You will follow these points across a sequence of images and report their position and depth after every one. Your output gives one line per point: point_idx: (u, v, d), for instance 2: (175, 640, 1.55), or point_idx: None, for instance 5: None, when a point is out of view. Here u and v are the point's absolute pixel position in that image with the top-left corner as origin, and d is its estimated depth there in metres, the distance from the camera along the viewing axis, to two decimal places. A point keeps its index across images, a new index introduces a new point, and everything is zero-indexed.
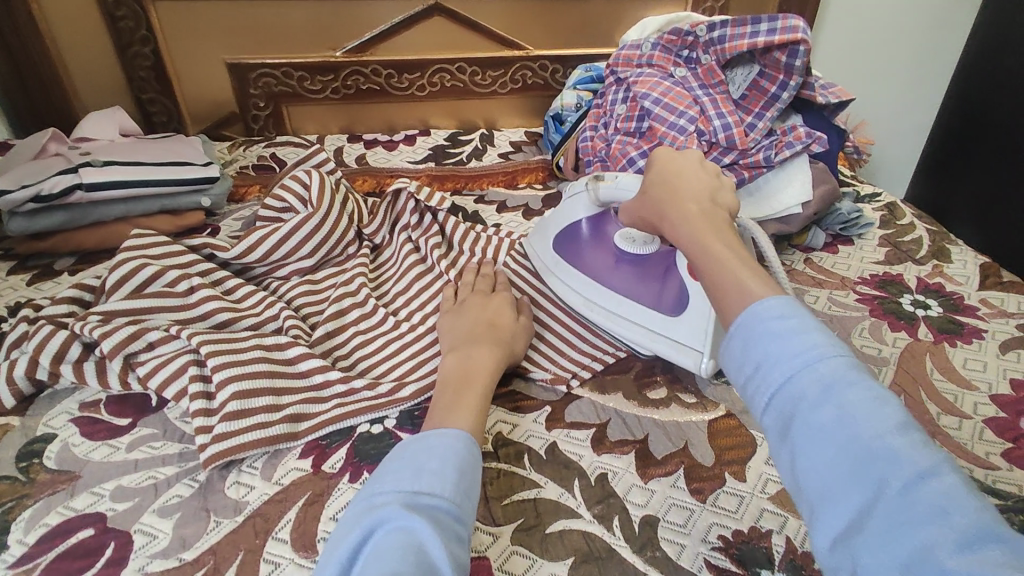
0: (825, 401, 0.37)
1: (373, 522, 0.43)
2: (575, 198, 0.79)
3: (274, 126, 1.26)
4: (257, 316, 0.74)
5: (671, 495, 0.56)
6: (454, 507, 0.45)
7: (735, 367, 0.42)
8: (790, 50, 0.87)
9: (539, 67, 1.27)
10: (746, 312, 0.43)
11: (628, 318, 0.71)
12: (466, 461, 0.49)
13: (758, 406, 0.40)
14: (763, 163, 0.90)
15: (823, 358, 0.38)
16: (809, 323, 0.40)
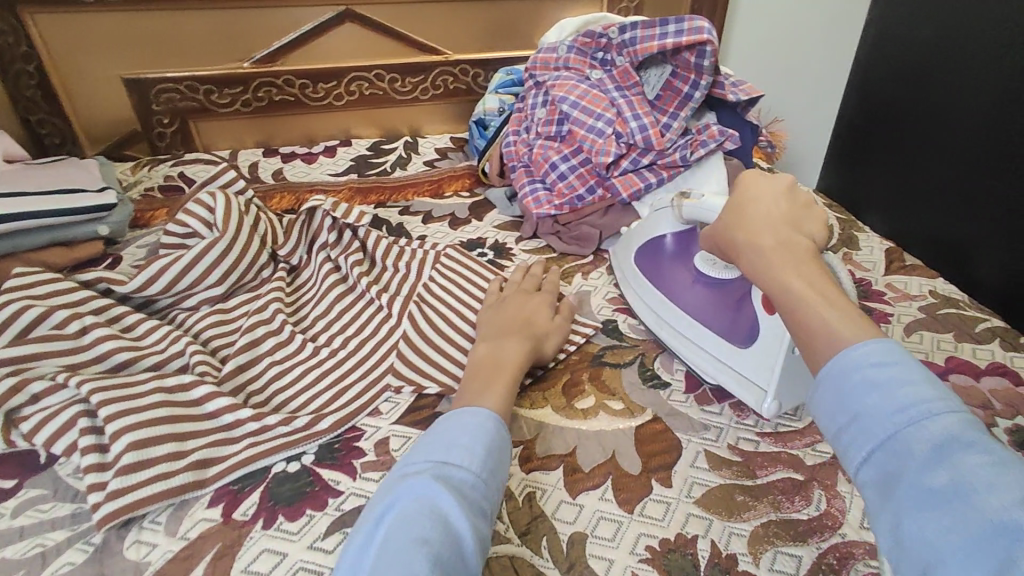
0: (938, 464, 0.36)
1: (403, 488, 0.47)
2: (660, 214, 0.79)
3: (183, 143, 1.18)
4: (160, 353, 0.69)
5: (600, 508, 0.55)
6: (479, 482, 0.48)
7: (831, 418, 0.42)
8: (698, 50, 0.89)
9: (460, 72, 1.25)
10: (838, 355, 0.43)
11: (695, 341, 0.69)
12: (494, 439, 0.52)
13: (855, 461, 0.40)
14: (680, 162, 0.91)
15: (933, 417, 0.38)
16: (916, 379, 0.40)
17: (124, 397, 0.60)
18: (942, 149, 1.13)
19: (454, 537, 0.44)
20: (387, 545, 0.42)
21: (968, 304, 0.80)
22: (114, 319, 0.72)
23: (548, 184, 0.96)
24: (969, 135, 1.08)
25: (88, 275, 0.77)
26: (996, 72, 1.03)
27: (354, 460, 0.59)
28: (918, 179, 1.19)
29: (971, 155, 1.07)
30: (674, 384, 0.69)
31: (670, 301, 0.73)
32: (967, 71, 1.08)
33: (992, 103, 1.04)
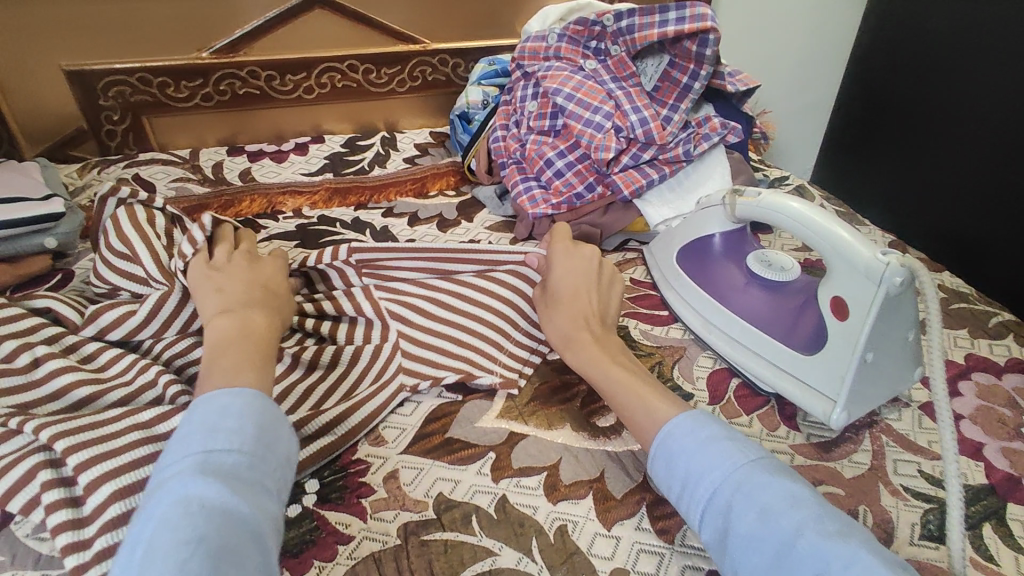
0: (748, 509, 0.43)
1: (159, 496, 0.37)
2: (710, 211, 0.73)
3: (136, 142, 1.08)
4: (128, 384, 0.60)
5: (638, 539, 0.51)
6: (251, 462, 0.41)
7: (666, 485, 0.50)
8: (700, 39, 0.84)
9: (439, 62, 1.18)
10: (659, 433, 0.51)
11: (749, 347, 0.66)
12: (263, 411, 0.44)
13: (694, 521, 0.47)
14: (682, 157, 0.88)
15: (736, 467, 0.46)
16: (717, 431, 0.49)
17: (93, 441, 0.51)
18: (948, 147, 1.14)
19: (234, 526, 0.36)
20: (146, 561, 0.33)
21: (976, 298, 0.80)
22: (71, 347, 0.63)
23: (543, 182, 0.91)
24: (978, 133, 1.08)
25: (38, 299, 0.67)
26: (1007, 64, 1.03)
27: (363, 500, 0.53)
28: (927, 172, 1.19)
29: (983, 154, 1.08)
30: (697, 395, 0.65)
31: (720, 303, 0.69)
32: (976, 64, 1.08)
33: (1005, 95, 1.03)
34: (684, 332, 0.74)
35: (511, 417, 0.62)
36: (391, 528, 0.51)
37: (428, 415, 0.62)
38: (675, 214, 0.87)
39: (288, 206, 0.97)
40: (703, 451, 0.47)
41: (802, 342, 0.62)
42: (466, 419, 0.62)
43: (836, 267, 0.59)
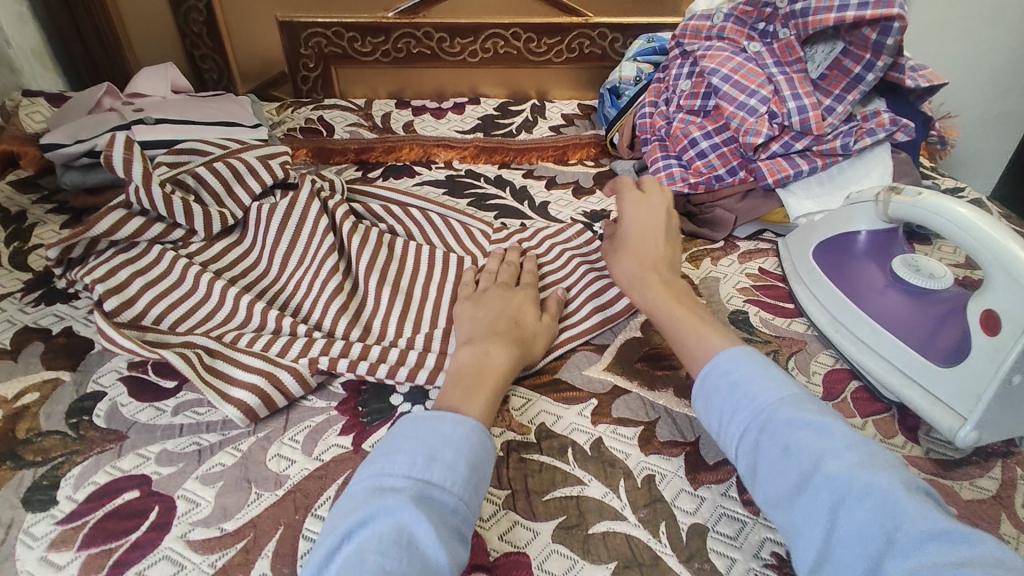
0: (777, 446, 0.46)
1: (377, 508, 0.42)
2: (859, 205, 0.70)
3: (323, 88, 1.24)
4: (280, 290, 0.72)
5: (722, 504, 0.53)
6: (462, 506, 0.44)
7: (705, 417, 0.52)
8: (882, 26, 0.78)
9: (598, 36, 1.20)
10: (703, 371, 0.53)
11: (878, 350, 0.63)
12: (478, 450, 0.48)
13: (729, 453, 0.49)
14: (839, 151, 0.84)
15: (768, 406, 0.48)
16: (751, 370, 0.50)
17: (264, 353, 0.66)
18: None
19: (428, 566, 0.40)
20: (357, 559, 0.39)
21: None
22: (215, 259, 0.73)
23: (684, 162, 0.91)
24: None
25: (165, 199, 0.71)
26: None
27: None
28: None
29: None
30: (810, 388, 0.64)
31: (854, 302, 0.66)
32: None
33: None
34: (807, 327, 0.72)
35: (617, 372, 0.66)
36: (496, 441, 0.58)
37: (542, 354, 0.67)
38: (820, 209, 0.83)
39: (440, 157, 1.07)
40: (739, 390, 0.49)
41: (937, 351, 0.59)
42: (574, 365, 0.66)
43: (994, 279, 0.55)
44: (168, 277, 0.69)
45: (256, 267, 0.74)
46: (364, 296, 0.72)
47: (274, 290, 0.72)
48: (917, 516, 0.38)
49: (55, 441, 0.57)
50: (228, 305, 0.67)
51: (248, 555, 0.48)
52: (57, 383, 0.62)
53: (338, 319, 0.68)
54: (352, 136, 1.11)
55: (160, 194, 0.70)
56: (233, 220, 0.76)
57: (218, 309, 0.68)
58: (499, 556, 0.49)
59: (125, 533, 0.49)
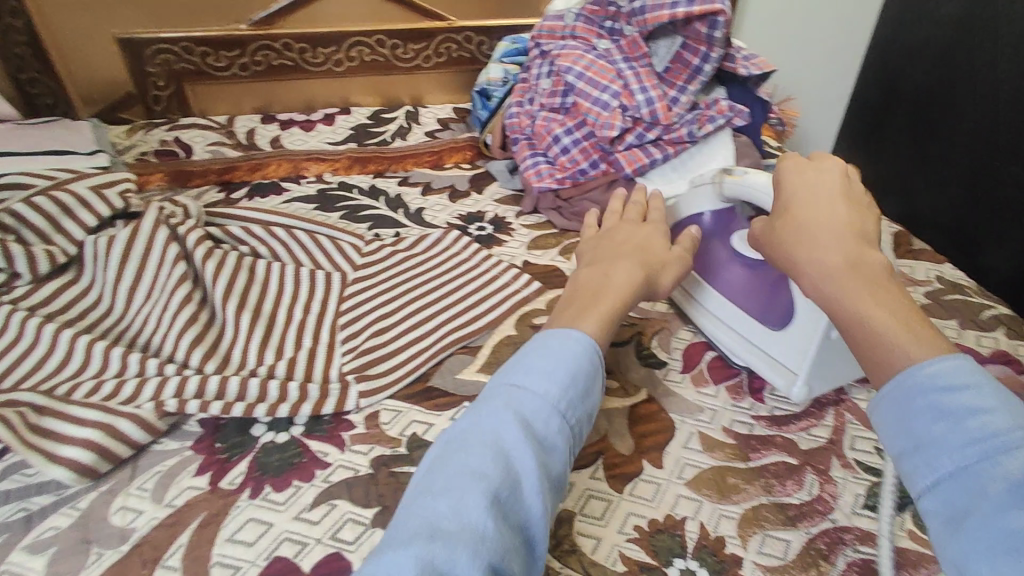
0: (1013, 504, 0.33)
1: (483, 414, 0.47)
2: (698, 190, 0.72)
3: (179, 108, 1.15)
4: (126, 328, 0.67)
5: (589, 486, 0.55)
6: (560, 419, 0.47)
7: (891, 438, 0.40)
8: (710, 20, 0.85)
9: (464, 40, 1.21)
10: (904, 372, 0.41)
11: (728, 324, 0.68)
12: (582, 368, 0.50)
13: (917, 488, 0.38)
14: (686, 138, 0.89)
15: (1004, 444, 0.35)
16: (974, 392, 0.38)
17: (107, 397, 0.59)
18: (959, 136, 1.07)
19: (512, 473, 0.44)
20: (446, 464, 0.44)
21: (975, 292, 0.81)
22: (44, 304, 0.66)
23: (550, 158, 0.94)
24: (991, 119, 1.01)
25: None
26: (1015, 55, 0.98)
27: (343, 432, 0.59)
28: (943, 163, 1.10)
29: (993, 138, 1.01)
30: (671, 364, 0.68)
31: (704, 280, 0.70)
32: (988, 56, 1.02)
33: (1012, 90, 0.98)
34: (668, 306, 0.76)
35: (490, 372, 0.66)
36: (364, 459, 0.56)
37: (416, 358, 0.66)
38: None
39: (311, 171, 1.03)
40: (954, 416, 0.37)
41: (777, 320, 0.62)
42: (447, 369, 0.66)
43: None
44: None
45: (98, 308, 0.68)
46: (224, 325, 0.68)
47: (118, 331, 0.67)
48: None
49: None
50: (65, 351, 0.62)
51: None
52: None
53: (196, 352, 0.64)
54: (214, 155, 1.05)
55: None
56: (64, 258, 0.69)
57: (50, 358, 0.62)
58: None
59: None
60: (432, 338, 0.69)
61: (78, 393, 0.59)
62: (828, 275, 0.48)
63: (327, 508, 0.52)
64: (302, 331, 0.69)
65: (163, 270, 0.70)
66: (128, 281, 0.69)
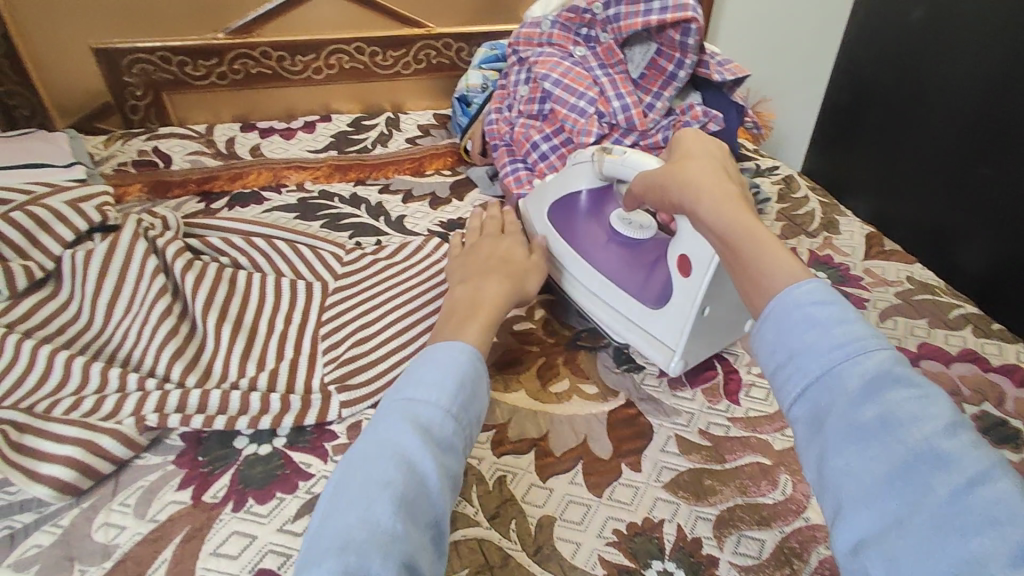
0: (867, 399, 0.36)
1: (378, 430, 0.46)
2: (579, 167, 0.73)
3: (157, 116, 1.14)
4: (106, 343, 0.67)
5: (569, 491, 0.56)
6: (452, 420, 0.48)
7: (766, 354, 0.42)
8: (683, 28, 0.87)
9: (443, 46, 1.22)
10: (781, 297, 0.42)
11: (606, 302, 0.69)
12: (466, 372, 0.51)
13: (787, 397, 0.40)
14: (662, 143, 0.91)
15: (866, 352, 0.37)
16: (840, 312, 0.40)
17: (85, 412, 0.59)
18: (931, 137, 1.09)
19: (420, 477, 0.43)
20: (348, 482, 0.43)
21: (944, 291, 0.82)
22: (23, 319, 0.66)
23: (529, 164, 0.95)
24: (964, 120, 1.04)
25: None
26: (987, 58, 1.00)
27: (325, 444, 0.60)
28: (917, 164, 1.12)
29: (967, 139, 1.03)
30: (649, 368, 0.69)
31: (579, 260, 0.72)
32: (955, 60, 1.05)
33: (984, 92, 1.00)
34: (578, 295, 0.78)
35: None
36: None
37: (399, 366, 0.67)
38: None
39: (291, 180, 1.03)
40: (821, 331, 0.39)
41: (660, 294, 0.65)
42: None
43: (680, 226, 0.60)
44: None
45: (77, 324, 0.68)
46: (204, 338, 0.68)
47: (98, 346, 0.67)
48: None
49: None
50: (45, 368, 0.62)
51: None
52: None
53: (176, 367, 0.65)
54: (194, 165, 1.05)
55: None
56: (41, 273, 0.69)
57: (29, 376, 0.61)
58: None
59: None
60: (413, 347, 0.70)
61: (58, 409, 0.59)
62: (723, 202, 0.52)
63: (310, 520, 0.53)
64: (283, 343, 0.69)
65: (142, 284, 0.70)
66: (108, 296, 0.69)
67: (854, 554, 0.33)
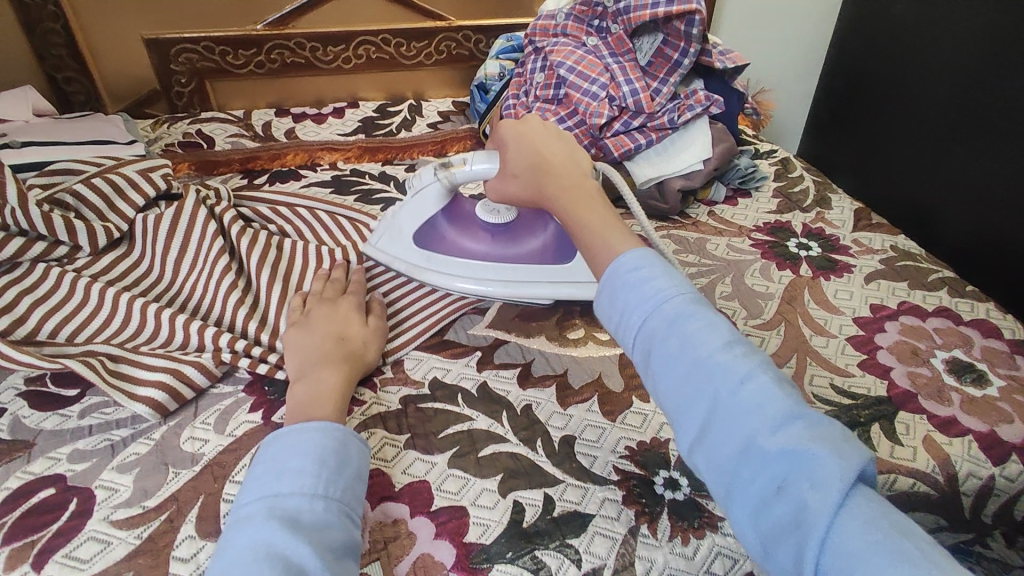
0: (672, 334, 0.48)
1: (241, 535, 0.45)
2: (423, 192, 0.78)
3: (200, 103, 1.24)
4: (175, 294, 0.75)
5: (586, 417, 0.65)
6: (319, 501, 0.47)
7: (606, 314, 0.53)
8: (688, 19, 0.94)
9: (463, 38, 1.30)
10: (610, 270, 0.54)
11: (526, 278, 0.76)
12: (328, 449, 0.51)
13: (627, 344, 0.51)
14: (668, 125, 0.99)
15: (667, 299, 0.49)
16: (655, 269, 0.52)
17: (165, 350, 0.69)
18: (909, 122, 1.19)
19: (294, 565, 0.42)
20: None
21: (924, 258, 0.91)
22: (104, 272, 0.75)
23: None
24: (936, 105, 1.13)
25: (38, 219, 0.72)
26: (954, 50, 1.10)
27: (374, 377, 0.69)
28: (898, 146, 1.22)
29: (941, 123, 1.12)
30: None
31: (484, 262, 0.77)
32: (935, 50, 1.13)
33: (953, 80, 1.10)
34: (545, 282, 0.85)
35: (497, 327, 0.76)
36: (394, 398, 0.66)
37: (434, 316, 0.76)
38: (659, 175, 0.98)
39: (325, 160, 1.12)
40: (639, 286, 0.51)
41: (558, 254, 0.76)
42: (460, 327, 0.76)
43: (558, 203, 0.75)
44: (57, 294, 0.70)
45: (149, 277, 0.77)
46: (260, 292, 0.76)
47: (168, 297, 0.75)
48: (784, 399, 0.43)
49: None
50: (125, 311, 0.70)
51: (172, 523, 0.53)
52: None
53: (238, 314, 0.73)
54: (234, 146, 1.13)
55: (38, 214, 0.72)
56: (118, 233, 0.78)
57: (112, 319, 0.70)
58: (403, 486, 0.57)
59: (46, 525, 0.53)
60: (446, 302, 0.78)
61: (144, 346, 0.68)
62: (568, 194, 0.66)
63: (366, 436, 0.62)
64: None
65: (205, 243, 0.79)
66: (175, 254, 0.78)
67: (689, 455, 0.45)
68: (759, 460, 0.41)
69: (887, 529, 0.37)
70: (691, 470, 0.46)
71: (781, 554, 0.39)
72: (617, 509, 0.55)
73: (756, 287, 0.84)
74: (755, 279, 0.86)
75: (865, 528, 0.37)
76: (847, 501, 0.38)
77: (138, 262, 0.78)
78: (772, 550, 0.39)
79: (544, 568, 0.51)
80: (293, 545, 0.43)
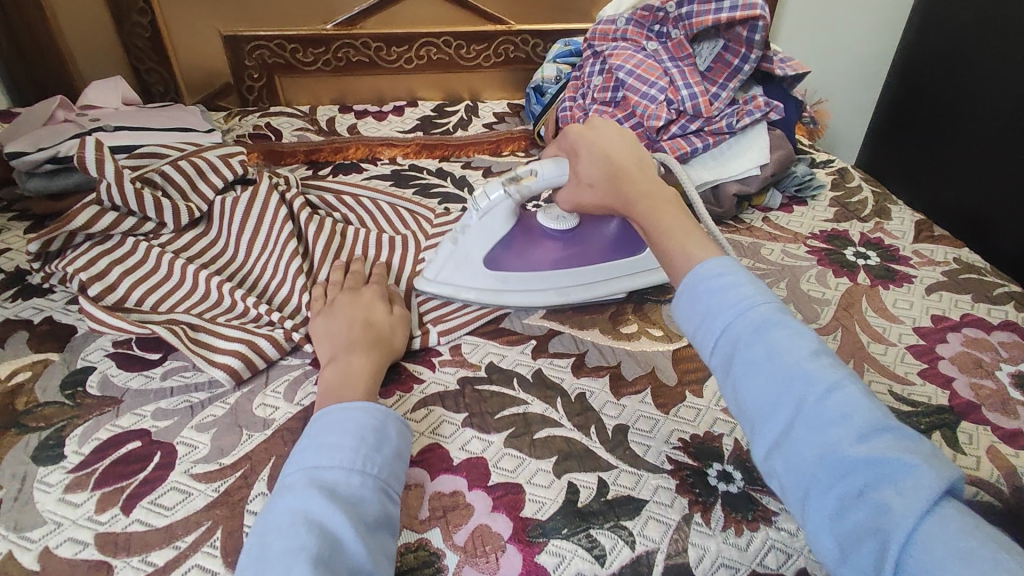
0: (756, 339, 0.46)
1: (283, 502, 0.46)
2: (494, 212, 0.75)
3: (268, 97, 1.31)
4: (247, 272, 0.80)
5: (639, 407, 0.65)
6: (357, 475, 0.49)
7: (685, 317, 0.52)
8: (750, 25, 0.96)
9: (521, 42, 1.34)
10: (691, 275, 0.52)
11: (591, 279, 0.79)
12: (368, 427, 0.52)
13: (706, 349, 0.50)
14: (726, 129, 0.99)
15: (751, 306, 0.48)
16: (740, 277, 0.51)
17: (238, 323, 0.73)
18: (974, 129, 1.17)
19: (330, 535, 0.44)
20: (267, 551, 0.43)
21: (989, 272, 0.88)
22: (185, 249, 0.80)
23: None
24: (1003, 113, 1.11)
25: (129, 197, 0.78)
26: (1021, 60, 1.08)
27: (433, 358, 0.71)
28: (959, 154, 1.20)
29: (1005, 132, 1.11)
30: None
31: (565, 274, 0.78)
32: (1001, 62, 1.12)
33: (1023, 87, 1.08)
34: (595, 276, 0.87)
35: (551, 318, 0.78)
36: (452, 378, 0.68)
37: (489, 306, 0.78)
38: (713, 178, 0.99)
39: (385, 155, 1.16)
40: (727, 290, 0.49)
41: (615, 251, 0.79)
42: (515, 316, 0.78)
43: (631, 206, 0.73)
44: (144, 266, 0.75)
45: (224, 255, 0.81)
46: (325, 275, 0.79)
47: (242, 274, 0.80)
48: (871, 410, 0.41)
49: (53, 410, 0.63)
50: (204, 285, 0.75)
51: (246, 480, 0.56)
52: (48, 363, 0.68)
53: (302, 294, 0.76)
54: (300, 139, 1.19)
55: (131, 191, 0.78)
56: (198, 213, 0.83)
57: (191, 291, 0.75)
58: (461, 460, 0.59)
59: (133, 474, 0.57)
60: None
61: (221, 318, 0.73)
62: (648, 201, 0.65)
63: (425, 412, 0.64)
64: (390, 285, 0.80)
65: (276, 225, 0.83)
66: (248, 235, 0.82)
67: (766, 459, 0.44)
68: (842, 470, 0.40)
69: (975, 541, 0.35)
70: (764, 476, 0.45)
71: (860, 559, 0.38)
72: (671, 497, 0.56)
73: (812, 293, 0.84)
74: (811, 284, 0.85)
75: (958, 535, 0.35)
76: (935, 510, 0.37)
77: (215, 241, 0.82)
78: (851, 558, 0.38)
79: (598, 547, 0.52)
80: (330, 515, 0.45)
